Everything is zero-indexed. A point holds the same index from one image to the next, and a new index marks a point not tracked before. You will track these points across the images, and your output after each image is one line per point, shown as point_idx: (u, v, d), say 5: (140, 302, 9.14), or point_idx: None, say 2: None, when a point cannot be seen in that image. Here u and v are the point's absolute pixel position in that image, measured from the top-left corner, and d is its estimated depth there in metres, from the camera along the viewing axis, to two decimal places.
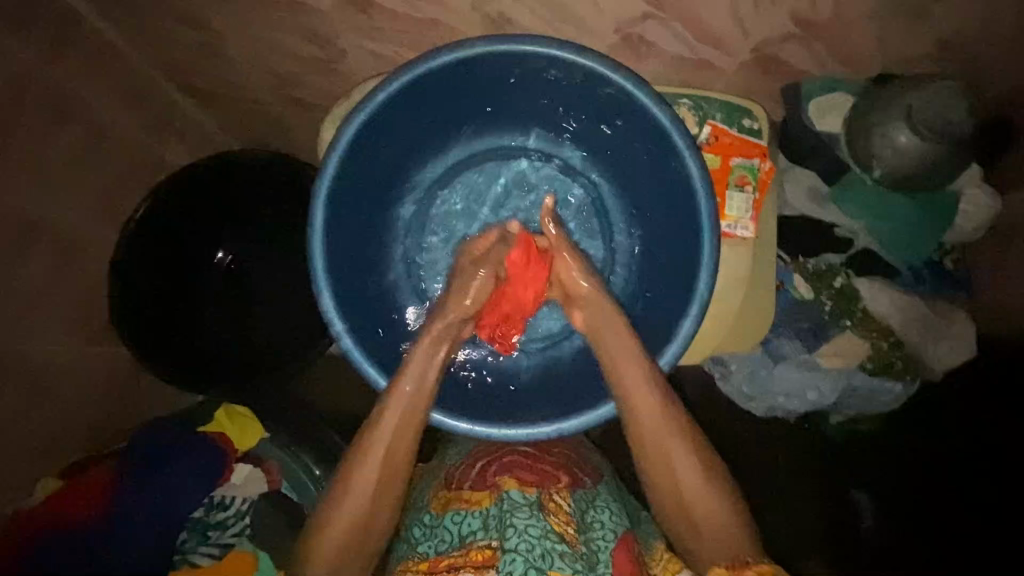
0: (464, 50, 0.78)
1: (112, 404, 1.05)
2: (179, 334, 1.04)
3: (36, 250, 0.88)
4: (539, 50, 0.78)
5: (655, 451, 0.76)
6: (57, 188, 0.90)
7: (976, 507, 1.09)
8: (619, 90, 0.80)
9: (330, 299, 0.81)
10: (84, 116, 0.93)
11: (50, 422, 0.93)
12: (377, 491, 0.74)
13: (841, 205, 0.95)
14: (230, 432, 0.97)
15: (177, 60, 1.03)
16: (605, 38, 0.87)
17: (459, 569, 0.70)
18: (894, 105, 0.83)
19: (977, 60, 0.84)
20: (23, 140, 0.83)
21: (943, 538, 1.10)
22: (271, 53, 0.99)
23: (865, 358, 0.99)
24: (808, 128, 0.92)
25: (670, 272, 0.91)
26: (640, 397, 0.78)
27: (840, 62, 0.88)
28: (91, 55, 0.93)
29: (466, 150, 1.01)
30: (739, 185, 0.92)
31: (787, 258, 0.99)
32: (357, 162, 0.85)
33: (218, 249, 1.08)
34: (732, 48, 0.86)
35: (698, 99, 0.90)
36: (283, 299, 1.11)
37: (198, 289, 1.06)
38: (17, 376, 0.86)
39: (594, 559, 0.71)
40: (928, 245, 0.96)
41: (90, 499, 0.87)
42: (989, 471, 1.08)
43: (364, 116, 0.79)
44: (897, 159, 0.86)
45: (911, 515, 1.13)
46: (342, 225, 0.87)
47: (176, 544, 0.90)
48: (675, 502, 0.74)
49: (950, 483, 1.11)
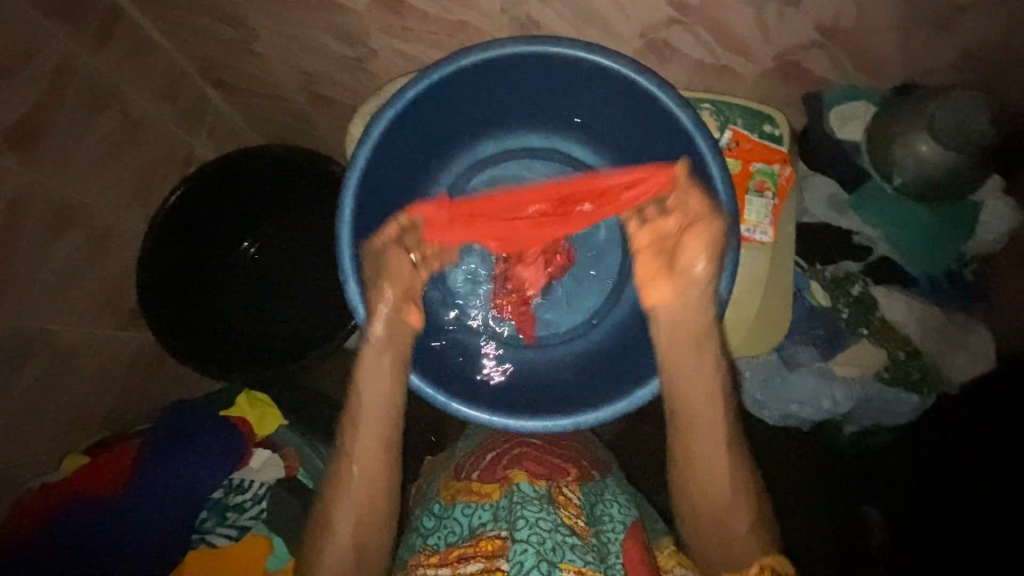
0: (493, 50, 0.80)
1: (137, 387, 1.08)
2: (201, 318, 1.07)
3: (71, 234, 0.91)
4: (567, 52, 0.80)
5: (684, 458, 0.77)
6: (91, 175, 0.93)
7: (988, 507, 1.08)
8: (643, 92, 0.82)
9: (355, 288, 0.82)
10: (120, 108, 0.97)
11: (77, 401, 0.96)
12: (361, 505, 0.76)
13: (860, 213, 0.95)
14: (251, 417, 0.98)
15: (208, 56, 1.06)
16: (629, 43, 0.89)
17: (469, 559, 0.72)
18: (917, 115, 0.83)
19: (1004, 71, 0.84)
20: (59, 129, 0.86)
21: (957, 542, 1.10)
22: (301, 50, 1.01)
23: (881, 367, 0.99)
24: (829, 136, 0.93)
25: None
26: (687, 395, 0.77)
27: (863, 72, 0.88)
28: (128, 49, 0.97)
29: (489, 149, 1.03)
30: (758, 190, 0.93)
31: (805, 265, 1.01)
32: (385, 155, 0.87)
33: (244, 239, 1.13)
34: (756, 55, 0.87)
35: (720, 104, 0.92)
36: (304, 290, 1.13)
37: (222, 276, 1.11)
38: (46, 354, 0.89)
39: (605, 551, 0.72)
40: (946, 256, 0.96)
41: (116, 476, 0.90)
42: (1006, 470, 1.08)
43: (393, 111, 0.81)
44: (920, 168, 0.86)
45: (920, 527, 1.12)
46: (369, 216, 0.89)
47: (196, 523, 0.91)
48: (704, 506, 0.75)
49: (969, 491, 1.09)
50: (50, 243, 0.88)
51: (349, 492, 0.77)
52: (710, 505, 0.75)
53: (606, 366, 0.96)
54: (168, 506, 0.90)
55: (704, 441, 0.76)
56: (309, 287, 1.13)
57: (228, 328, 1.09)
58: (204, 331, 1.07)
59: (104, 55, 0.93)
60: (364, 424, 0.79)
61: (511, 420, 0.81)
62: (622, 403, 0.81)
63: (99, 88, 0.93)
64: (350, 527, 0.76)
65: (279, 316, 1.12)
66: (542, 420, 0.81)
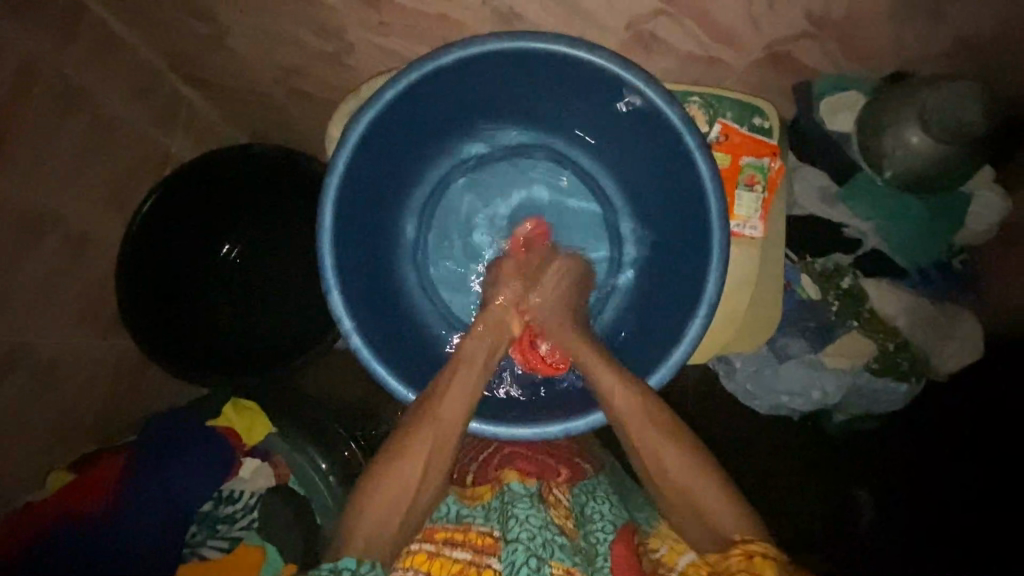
0: (474, 48, 0.78)
1: (120, 394, 1.05)
2: (177, 322, 1.04)
3: (42, 243, 0.88)
4: (551, 48, 0.77)
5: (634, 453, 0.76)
6: (61, 180, 0.90)
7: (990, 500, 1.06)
8: (630, 88, 0.80)
9: (339, 299, 0.81)
10: (88, 108, 0.93)
11: (57, 414, 0.94)
12: (406, 505, 0.71)
13: (851, 205, 0.94)
14: (238, 425, 0.96)
15: (179, 51, 1.02)
16: (616, 34, 0.87)
17: (456, 545, 0.70)
18: (906, 106, 0.83)
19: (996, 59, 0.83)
20: (25, 132, 0.83)
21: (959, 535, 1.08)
22: (277, 45, 0.98)
23: (870, 358, 0.98)
24: (819, 127, 0.92)
25: (674, 286, 0.91)
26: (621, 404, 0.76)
27: (853, 60, 0.87)
28: (93, 47, 0.93)
29: (472, 148, 1.00)
30: (748, 185, 0.92)
31: (795, 258, 1.00)
32: (366, 158, 0.84)
33: (224, 242, 1.09)
34: (745, 45, 0.86)
35: (709, 97, 0.90)
36: (288, 292, 1.10)
37: (197, 280, 1.07)
38: (21, 369, 0.86)
39: (592, 553, 0.72)
40: (937, 246, 0.95)
41: (100, 487, 0.88)
42: (1003, 460, 1.06)
43: (373, 113, 0.79)
44: (909, 160, 0.86)
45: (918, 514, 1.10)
46: (351, 221, 0.87)
47: (187, 537, 0.90)
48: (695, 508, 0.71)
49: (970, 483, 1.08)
50: (23, 253, 0.85)
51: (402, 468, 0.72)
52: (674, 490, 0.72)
53: None
54: (157, 514, 0.88)
55: (647, 431, 0.75)
56: (295, 288, 1.11)
57: (214, 334, 1.07)
58: (181, 337, 1.04)
59: (70, 56, 0.89)
60: (428, 428, 0.74)
61: (500, 428, 0.81)
62: None
63: (67, 89, 0.89)
64: (410, 481, 0.71)
65: (268, 321, 1.10)
66: (533, 426, 0.80)
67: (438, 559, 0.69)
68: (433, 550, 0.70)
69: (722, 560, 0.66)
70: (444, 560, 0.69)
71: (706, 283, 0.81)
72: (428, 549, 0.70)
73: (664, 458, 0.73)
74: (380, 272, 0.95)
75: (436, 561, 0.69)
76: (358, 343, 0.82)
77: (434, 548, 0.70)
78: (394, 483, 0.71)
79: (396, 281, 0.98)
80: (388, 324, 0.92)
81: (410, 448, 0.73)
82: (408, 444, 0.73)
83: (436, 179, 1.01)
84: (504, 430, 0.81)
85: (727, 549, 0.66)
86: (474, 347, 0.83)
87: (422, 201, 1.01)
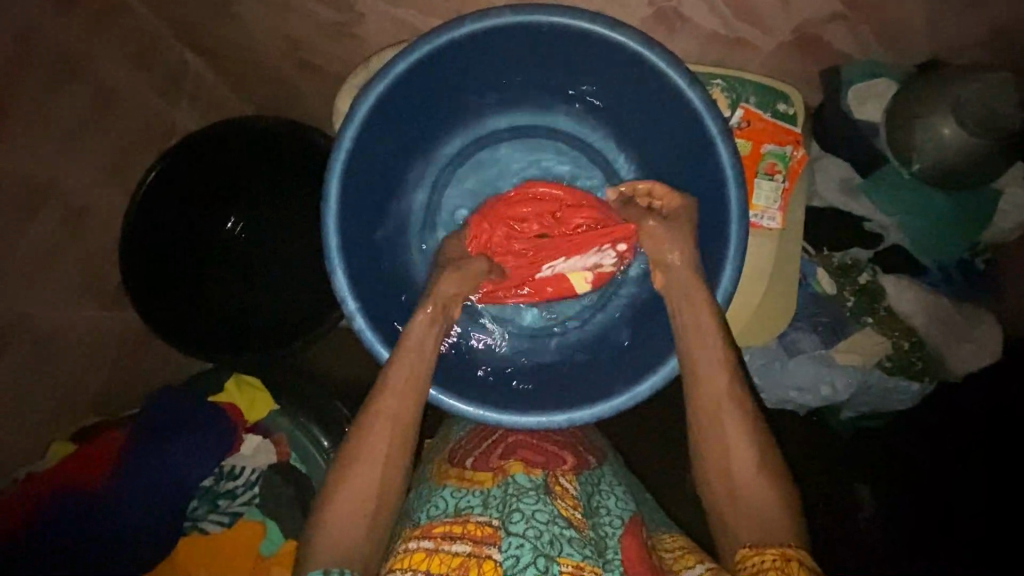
0: (490, 20, 0.74)
1: (122, 366, 1.04)
2: (181, 297, 1.03)
3: (45, 211, 0.87)
4: (568, 22, 0.74)
5: (702, 436, 0.72)
6: (65, 147, 0.88)
7: (1005, 510, 1.03)
8: (650, 68, 0.76)
9: (343, 279, 0.80)
10: (92, 75, 0.91)
11: (57, 385, 0.93)
12: (363, 506, 0.69)
13: (873, 199, 0.91)
14: (240, 404, 0.96)
15: (188, 20, 1.00)
16: (638, 11, 0.84)
17: (456, 539, 0.68)
18: (941, 96, 0.80)
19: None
20: (30, 97, 0.82)
21: None
22: (282, 11, 0.95)
23: (884, 357, 0.96)
24: (845, 116, 0.89)
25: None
26: (709, 377, 0.73)
27: (884, 46, 0.85)
28: (99, 11, 0.90)
29: (484, 127, 0.97)
30: (768, 173, 0.89)
31: (812, 250, 0.96)
32: (375, 132, 0.82)
33: (228, 218, 1.07)
34: (772, 27, 0.83)
35: (732, 80, 0.87)
36: (293, 265, 1.09)
37: (202, 254, 1.05)
38: (20, 338, 0.86)
39: (603, 545, 0.70)
40: (960, 245, 0.92)
41: (104, 465, 0.89)
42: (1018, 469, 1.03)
43: (384, 86, 0.76)
44: (939, 154, 0.83)
45: (929, 520, 1.07)
46: (358, 198, 0.85)
47: (187, 511, 0.90)
48: (747, 507, 0.67)
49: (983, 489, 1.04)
50: (24, 220, 0.84)
51: (355, 472, 0.70)
52: (732, 477, 0.69)
53: (601, 359, 0.94)
54: (162, 491, 0.89)
55: (727, 415, 0.71)
56: (299, 263, 1.09)
57: (213, 308, 1.05)
58: (183, 310, 1.03)
59: (71, 20, 0.87)
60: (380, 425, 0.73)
61: (503, 415, 0.80)
62: (621, 398, 0.79)
63: (71, 54, 0.87)
64: (372, 484, 0.70)
65: (267, 296, 1.08)
66: (537, 414, 0.80)
67: (437, 556, 0.66)
68: (431, 547, 0.67)
69: (755, 557, 0.62)
70: (443, 556, 0.66)
71: (721, 274, 0.79)
72: (426, 547, 0.67)
73: (727, 447, 0.70)
74: (385, 251, 0.93)
75: (434, 558, 0.66)
76: (361, 325, 0.81)
77: (433, 545, 0.67)
78: (355, 490, 0.70)
79: (402, 262, 0.96)
80: (393, 304, 0.91)
81: (362, 455, 0.71)
82: (359, 450, 0.71)
83: (447, 157, 0.98)
84: (510, 417, 0.80)
85: (762, 546, 0.63)
86: (426, 330, 0.80)
87: (430, 180, 0.99)
